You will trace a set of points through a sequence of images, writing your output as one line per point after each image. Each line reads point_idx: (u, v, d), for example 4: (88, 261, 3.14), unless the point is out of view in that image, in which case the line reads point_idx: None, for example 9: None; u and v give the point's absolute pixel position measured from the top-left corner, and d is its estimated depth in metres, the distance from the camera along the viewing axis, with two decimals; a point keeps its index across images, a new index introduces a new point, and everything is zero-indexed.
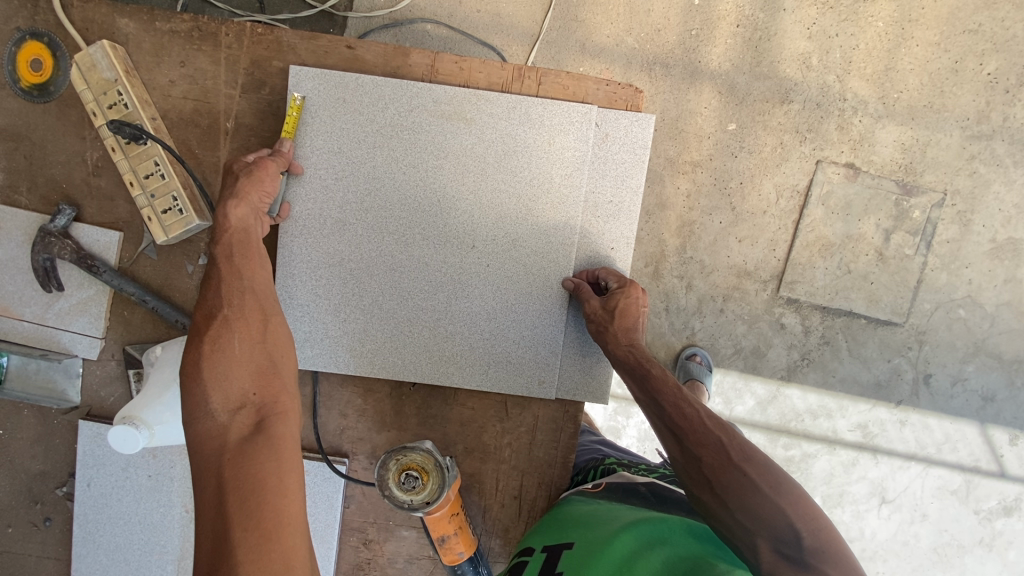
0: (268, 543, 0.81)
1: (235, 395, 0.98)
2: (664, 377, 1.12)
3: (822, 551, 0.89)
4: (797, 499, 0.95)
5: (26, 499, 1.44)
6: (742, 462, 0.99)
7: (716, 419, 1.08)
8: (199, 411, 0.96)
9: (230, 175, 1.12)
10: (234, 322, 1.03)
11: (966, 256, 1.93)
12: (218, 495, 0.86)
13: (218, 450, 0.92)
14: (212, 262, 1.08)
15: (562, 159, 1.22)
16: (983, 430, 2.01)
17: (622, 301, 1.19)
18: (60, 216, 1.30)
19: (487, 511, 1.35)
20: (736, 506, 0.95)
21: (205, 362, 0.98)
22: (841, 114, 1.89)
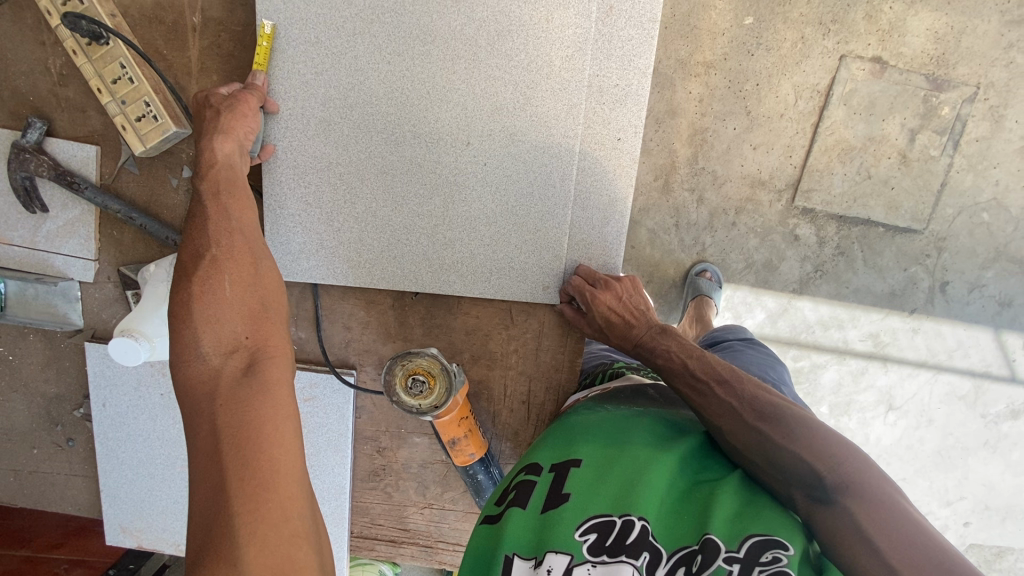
0: (261, 495, 0.71)
1: (228, 338, 0.88)
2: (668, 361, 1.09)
3: (849, 487, 0.82)
4: (817, 441, 0.88)
5: (46, 422, 1.47)
6: (758, 421, 0.93)
7: (727, 379, 1.01)
8: (188, 356, 0.86)
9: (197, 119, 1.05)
10: (225, 263, 0.93)
11: (995, 156, 1.80)
12: (210, 446, 0.76)
13: (207, 394, 0.82)
14: (200, 200, 0.99)
15: (561, 40, 1.11)
16: (996, 335, 1.97)
17: (600, 315, 1.18)
18: (32, 130, 1.23)
19: (497, 416, 1.37)
20: (762, 463, 0.89)
21: (193, 304, 0.89)
22: (871, 0, 1.70)
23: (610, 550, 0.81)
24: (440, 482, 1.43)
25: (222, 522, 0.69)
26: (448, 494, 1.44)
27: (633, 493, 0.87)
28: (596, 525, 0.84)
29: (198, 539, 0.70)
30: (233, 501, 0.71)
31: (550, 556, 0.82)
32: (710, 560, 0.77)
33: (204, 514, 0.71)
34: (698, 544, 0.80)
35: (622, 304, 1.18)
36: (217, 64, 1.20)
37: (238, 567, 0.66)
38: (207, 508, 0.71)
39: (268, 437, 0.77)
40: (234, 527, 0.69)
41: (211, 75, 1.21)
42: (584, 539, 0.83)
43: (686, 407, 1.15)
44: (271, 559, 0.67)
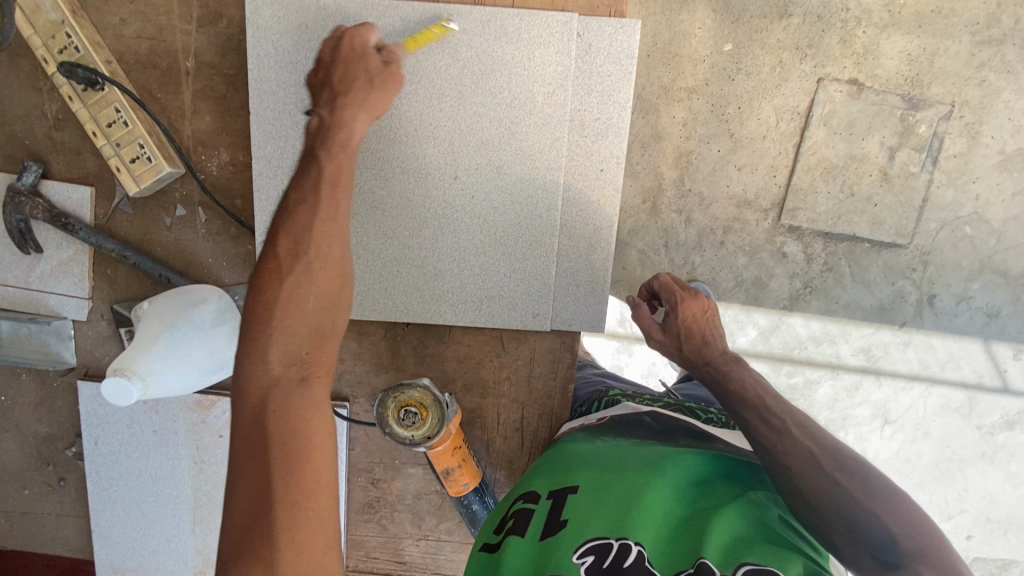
0: (303, 506, 0.78)
1: (294, 349, 0.86)
2: (743, 388, 1.10)
3: (921, 552, 0.84)
4: (894, 501, 0.90)
5: (38, 462, 1.46)
6: (835, 470, 0.94)
7: (804, 424, 1.02)
8: (256, 356, 0.85)
9: (325, 75, 0.98)
10: (314, 270, 0.90)
11: (974, 171, 1.85)
12: (257, 462, 0.79)
13: (262, 403, 0.83)
14: (312, 181, 0.94)
15: (543, 77, 1.15)
16: (986, 346, 2.00)
17: (681, 326, 1.19)
18: (27, 173, 1.25)
19: (491, 444, 1.38)
20: (831, 515, 0.90)
21: (267, 307, 0.86)
22: (844, 25, 1.77)
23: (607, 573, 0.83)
24: (435, 512, 1.43)
25: (266, 524, 0.76)
26: (443, 525, 1.43)
27: (627, 519, 0.89)
28: (593, 548, 0.86)
29: (241, 529, 0.77)
30: (272, 528, 0.76)
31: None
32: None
33: (243, 529, 0.77)
34: (692, 568, 0.82)
35: (705, 318, 1.20)
36: (210, 106, 1.24)
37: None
38: (245, 524, 0.77)
39: (309, 469, 0.80)
40: (275, 528, 0.76)
41: (205, 117, 1.24)
42: (581, 561, 0.85)
43: (684, 436, 1.17)
44: (305, 570, 0.75)
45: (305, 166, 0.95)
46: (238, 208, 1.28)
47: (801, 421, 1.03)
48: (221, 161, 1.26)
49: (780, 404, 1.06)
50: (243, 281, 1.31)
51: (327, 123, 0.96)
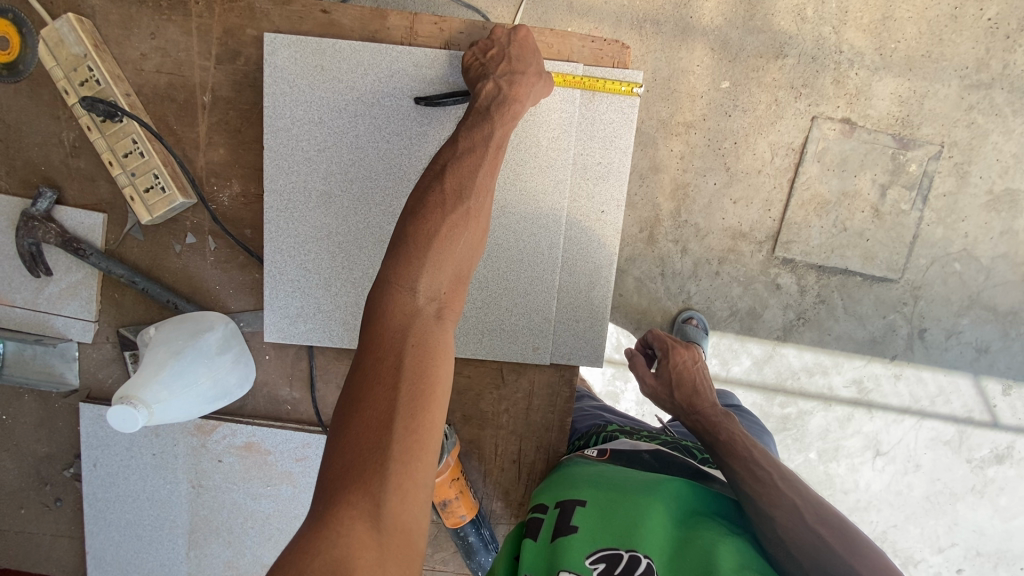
0: (419, 449, 0.81)
1: (437, 286, 0.95)
2: (731, 441, 1.19)
3: None
4: (873, 557, 0.93)
5: (35, 482, 1.46)
6: (817, 524, 0.99)
7: (788, 477, 1.08)
8: (404, 283, 0.93)
9: (487, 63, 1.10)
10: (470, 218, 1.00)
11: (963, 209, 1.91)
12: (388, 381, 0.85)
13: (402, 330, 0.90)
14: (483, 140, 1.05)
15: (548, 122, 1.19)
16: (976, 381, 2.03)
17: (672, 373, 1.35)
18: (42, 199, 1.28)
19: (488, 475, 1.39)
20: (810, 566, 0.93)
21: (435, 242, 0.96)
22: (837, 67, 1.84)
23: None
24: (431, 542, 1.43)
25: (379, 450, 0.79)
26: (439, 554, 1.44)
27: (638, 533, 0.92)
28: (605, 557, 0.89)
29: (348, 458, 0.79)
30: (391, 445, 0.80)
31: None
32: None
33: (362, 439, 0.80)
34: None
35: (692, 368, 1.36)
36: (225, 139, 1.27)
37: (381, 508, 0.76)
38: (369, 432, 0.80)
39: (431, 396, 0.85)
40: (389, 458, 0.79)
41: (219, 149, 1.28)
42: (593, 566, 0.87)
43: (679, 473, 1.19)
44: (406, 506, 0.78)
45: (480, 120, 1.06)
46: (247, 238, 1.31)
47: (783, 472, 1.10)
48: (232, 192, 1.29)
49: (764, 458, 1.14)
50: (248, 308, 1.34)
51: (507, 96, 1.07)
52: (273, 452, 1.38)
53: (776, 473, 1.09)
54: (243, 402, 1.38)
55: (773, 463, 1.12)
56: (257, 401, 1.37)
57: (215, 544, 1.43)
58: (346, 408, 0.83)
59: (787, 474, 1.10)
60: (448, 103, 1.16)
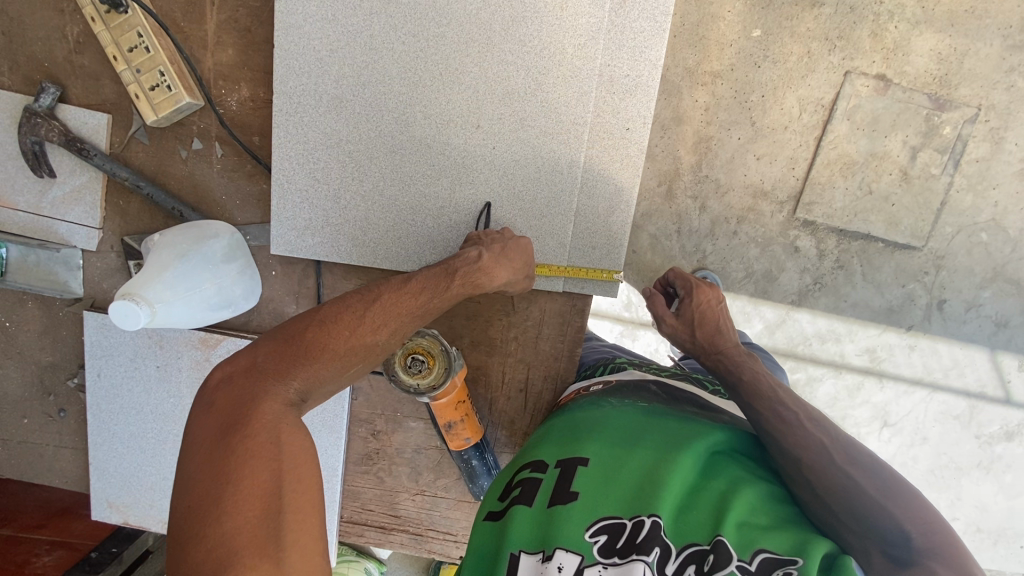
0: (303, 523, 0.75)
1: (314, 388, 0.89)
2: (755, 380, 1.12)
3: (936, 551, 0.80)
4: (909, 500, 0.86)
5: (39, 391, 1.45)
6: (848, 465, 0.91)
7: (817, 419, 1.00)
8: (281, 380, 0.86)
9: (484, 237, 1.13)
10: (376, 344, 0.94)
11: (994, 177, 1.76)
12: (267, 454, 0.78)
13: (277, 417, 0.82)
14: (425, 270, 1.03)
15: (574, 28, 1.12)
16: (992, 356, 1.93)
17: (694, 312, 1.28)
18: (45, 95, 1.24)
19: (494, 403, 1.37)
20: (838, 506, 0.87)
21: (329, 347, 0.89)
22: (876, 18, 1.67)
23: (621, 551, 0.78)
24: (434, 468, 1.42)
25: (264, 520, 0.73)
26: (441, 481, 1.43)
27: (644, 496, 0.84)
28: (607, 526, 0.81)
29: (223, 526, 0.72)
30: (196, 549, 0.71)
31: (559, 553, 0.79)
32: (721, 563, 0.74)
33: (246, 510, 0.73)
34: (709, 544, 0.77)
35: (716, 309, 1.27)
36: (235, 39, 1.22)
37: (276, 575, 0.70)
38: (218, 545, 0.71)
39: (296, 506, 0.76)
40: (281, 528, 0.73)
41: (228, 50, 1.22)
42: (595, 540, 0.80)
43: (689, 407, 1.14)
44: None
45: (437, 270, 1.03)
46: (255, 145, 1.26)
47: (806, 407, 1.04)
48: (241, 97, 1.24)
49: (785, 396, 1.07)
50: (255, 221, 1.30)
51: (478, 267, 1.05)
52: None
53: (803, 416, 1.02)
54: (248, 318, 1.35)
55: (798, 403, 1.04)
56: (263, 318, 1.35)
57: None
58: (188, 514, 0.74)
59: (816, 415, 1.02)
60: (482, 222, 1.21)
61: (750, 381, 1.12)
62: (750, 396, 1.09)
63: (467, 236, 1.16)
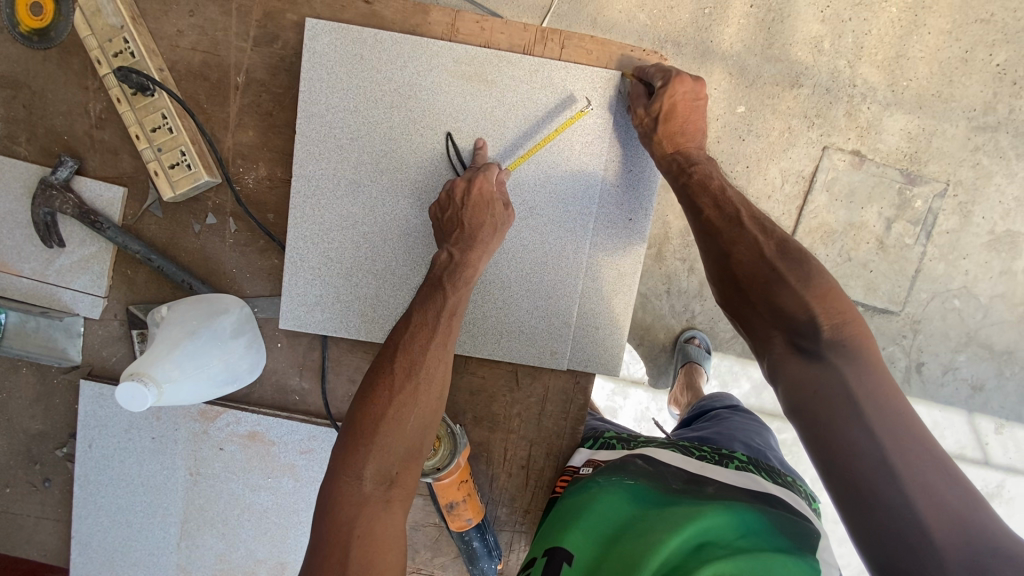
0: None
1: (386, 469, 0.95)
2: (739, 236, 1.06)
3: (840, 343, 0.95)
4: (827, 293, 0.99)
5: (24, 460, 1.41)
6: (776, 261, 1.02)
7: (758, 219, 1.09)
8: (351, 473, 0.94)
9: (453, 200, 1.12)
10: (419, 392, 0.99)
11: (964, 247, 1.83)
12: (339, 556, 0.88)
13: (350, 521, 0.91)
14: (418, 300, 1.07)
15: (584, 127, 1.20)
16: (970, 419, 1.94)
17: (666, 104, 1.13)
18: (62, 168, 1.26)
19: (495, 479, 1.37)
20: (763, 308, 1.01)
21: (381, 426, 0.96)
22: (850, 100, 1.77)
23: None
24: (431, 546, 1.40)
25: None
26: (438, 559, 1.40)
27: None
28: None
29: None
30: None
31: None
32: None
33: None
34: None
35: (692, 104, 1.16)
36: (255, 121, 1.26)
37: None
38: None
39: None
40: None
41: (248, 131, 1.26)
42: None
43: (675, 480, 1.07)
44: None
45: (431, 290, 1.07)
46: (269, 223, 1.29)
47: (772, 231, 1.07)
48: (258, 175, 1.28)
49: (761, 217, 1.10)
50: (264, 294, 1.31)
51: (458, 262, 1.09)
52: (277, 444, 1.34)
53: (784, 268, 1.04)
54: (249, 390, 1.34)
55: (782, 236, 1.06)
56: (264, 390, 1.34)
57: (208, 536, 1.39)
58: None
59: (797, 249, 1.04)
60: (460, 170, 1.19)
61: (718, 218, 1.09)
62: (720, 241, 1.08)
63: (437, 203, 1.15)
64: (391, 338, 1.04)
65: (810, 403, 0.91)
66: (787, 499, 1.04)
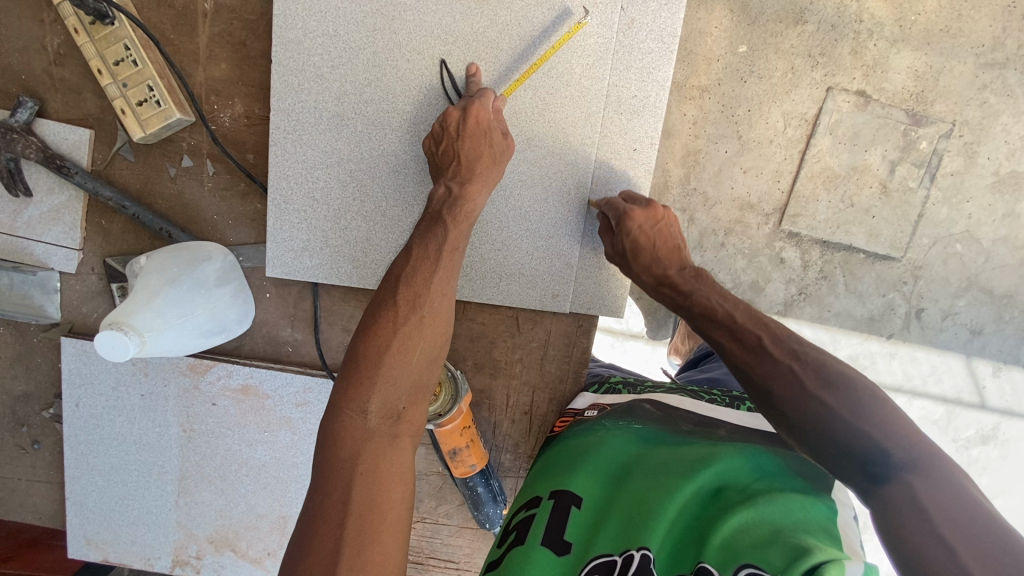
0: (370, 543, 0.76)
1: (391, 402, 0.88)
2: (772, 370, 0.92)
3: (915, 464, 0.78)
4: (885, 416, 0.84)
5: (10, 423, 1.36)
6: (820, 391, 0.87)
7: (783, 338, 0.96)
8: (353, 406, 0.86)
9: (447, 130, 1.04)
10: (424, 326, 0.93)
11: (968, 190, 1.69)
12: (339, 489, 0.80)
13: (352, 456, 0.83)
14: (417, 234, 1.00)
15: (583, 48, 1.11)
16: (968, 362, 1.84)
17: (630, 240, 1.09)
18: (21, 109, 1.16)
19: (498, 426, 1.34)
20: (816, 438, 0.86)
21: (386, 358, 0.89)
22: (856, 37, 1.61)
23: None
24: (435, 494, 1.38)
25: (335, 557, 0.73)
26: (443, 508, 1.39)
27: (634, 528, 0.78)
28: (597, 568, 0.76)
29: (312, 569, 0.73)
30: None
31: None
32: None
33: (325, 548, 0.74)
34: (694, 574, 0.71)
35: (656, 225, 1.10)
36: (228, 53, 1.17)
37: None
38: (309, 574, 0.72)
39: (373, 539, 0.76)
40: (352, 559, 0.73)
41: (221, 64, 1.17)
42: None
43: (686, 425, 1.04)
44: None
45: (430, 225, 1.00)
46: (250, 164, 1.21)
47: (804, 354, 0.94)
48: (234, 112, 1.19)
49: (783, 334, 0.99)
50: (249, 241, 1.24)
51: (457, 197, 1.01)
52: (272, 397, 1.29)
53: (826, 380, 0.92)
54: (240, 342, 1.29)
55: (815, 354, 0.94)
56: (256, 342, 1.29)
57: (206, 492, 1.36)
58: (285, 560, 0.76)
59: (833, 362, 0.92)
60: (455, 100, 1.11)
61: (739, 350, 0.97)
62: (754, 376, 0.94)
63: (432, 133, 1.07)
64: (393, 273, 0.97)
65: (892, 532, 0.74)
66: None
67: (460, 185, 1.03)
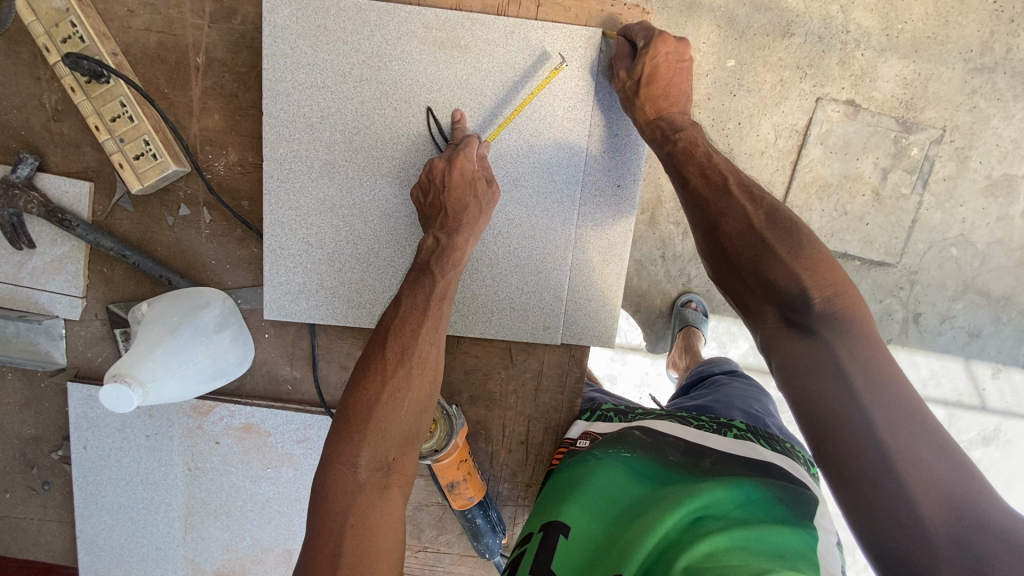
0: None
1: (381, 455, 0.93)
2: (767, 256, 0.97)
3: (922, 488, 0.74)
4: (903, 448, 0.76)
5: (21, 465, 1.40)
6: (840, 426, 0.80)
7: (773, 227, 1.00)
8: (345, 459, 0.91)
9: (434, 178, 1.06)
10: (412, 378, 0.97)
11: (961, 194, 1.71)
12: (332, 541, 0.86)
13: (342, 510, 0.89)
14: (405, 284, 1.03)
15: (565, 90, 1.14)
16: (967, 365, 1.85)
17: (648, 65, 1.08)
18: (22, 165, 1.20)
19: (495, 456, 1.37)
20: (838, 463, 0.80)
21: (375, 412, 0.93)
22: (844, 47, 1.63)
23: None
24: (436, 524, 1.41)
25: None
26: (444, 536, 1.41)
27: (610, 560, 0.80)
28: None
29: None
30: None
31: None
32: None
33: None
34: None
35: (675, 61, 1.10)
36: (220, 104, 1.20)
37: None
38: None
39: None
40: None
41: (214, 115, 1.21)
42: None
43: (674, 452, 1.06)
44: None
45: (419, 275, 1.03)
46: (245, 210, 1.24)
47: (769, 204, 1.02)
48: (228, 161, 1.22)
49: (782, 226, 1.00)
50: (247, 284, 1.28)
51: (446, 246, 1.04)
52: (273, 434, 1.33)
53: (804, 339, 0.90)
54: (241, 382, 1.32)
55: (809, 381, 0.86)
56: (256, 381, 1.32)
57: (212, 528, 1.39)
58: None
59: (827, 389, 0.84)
60: (442, 147, 1.14)
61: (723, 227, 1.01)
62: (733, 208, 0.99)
63: (419, 181, 1.09)
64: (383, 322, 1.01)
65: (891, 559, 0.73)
66: (786, 468, 1.03)
67: (448, 235, 1.06)
